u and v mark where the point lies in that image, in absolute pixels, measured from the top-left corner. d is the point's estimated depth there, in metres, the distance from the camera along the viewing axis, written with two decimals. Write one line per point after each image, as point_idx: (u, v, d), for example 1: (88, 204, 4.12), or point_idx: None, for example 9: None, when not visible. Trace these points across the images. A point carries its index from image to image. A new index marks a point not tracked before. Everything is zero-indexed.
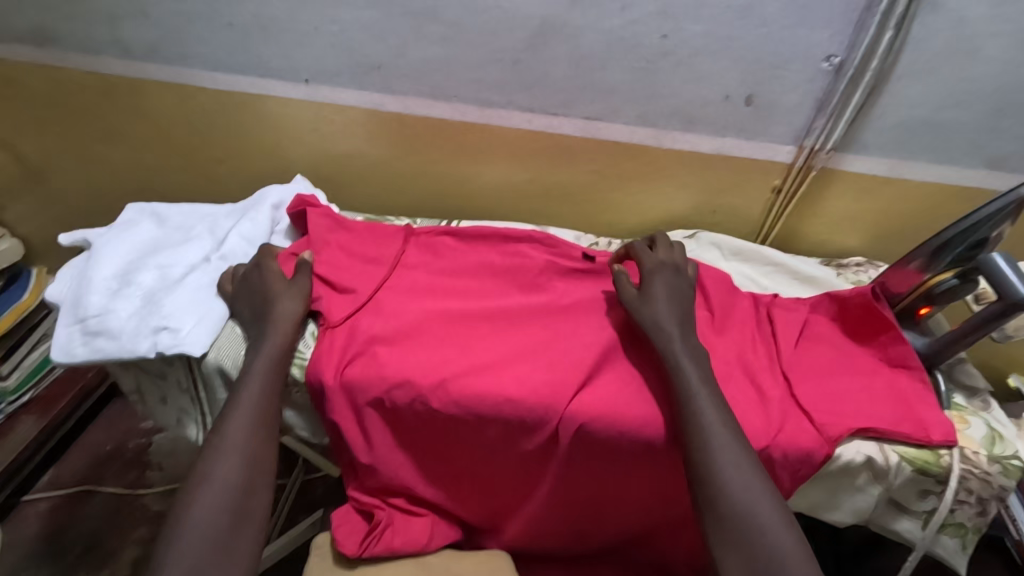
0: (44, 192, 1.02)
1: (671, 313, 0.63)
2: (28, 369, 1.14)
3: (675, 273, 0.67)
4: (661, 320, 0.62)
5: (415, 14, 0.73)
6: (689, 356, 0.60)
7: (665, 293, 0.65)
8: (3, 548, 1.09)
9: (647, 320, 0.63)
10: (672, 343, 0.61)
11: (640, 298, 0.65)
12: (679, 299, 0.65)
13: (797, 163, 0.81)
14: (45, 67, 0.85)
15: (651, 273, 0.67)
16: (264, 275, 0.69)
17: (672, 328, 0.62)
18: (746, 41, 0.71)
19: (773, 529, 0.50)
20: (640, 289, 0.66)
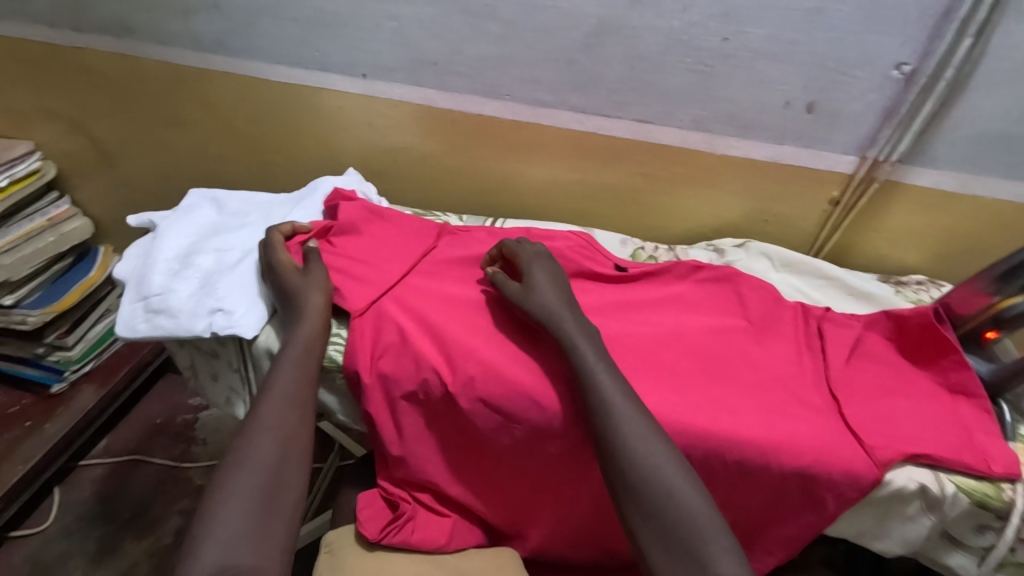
0: (114, 175, 1.08)
1: (557, 298, 0.64)
2: (91, 341, 1.21)
3: (547, 263, 0.69)
4: (547, 304, 0.63)
5: (473, 12, 0.74)
6: (581, 334, 0.60)
7: (546, 282, 0.66)
8: (60, 508, 1.15)
9: (535, 308, 0.63)
10: (563, 325, 0.61)
11: (522, 290, 0.65)
12: (556, 284, 0.66)
13: (859, 174, 0.78)
14: (122, 56, 0.90)
15: (527, 265, 0.68)
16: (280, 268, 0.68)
17: (559, 311, 0.63)
18: (811, 46, 0.68)
19: (686, 495, 0.52)
20: (521, 283, 0.67)
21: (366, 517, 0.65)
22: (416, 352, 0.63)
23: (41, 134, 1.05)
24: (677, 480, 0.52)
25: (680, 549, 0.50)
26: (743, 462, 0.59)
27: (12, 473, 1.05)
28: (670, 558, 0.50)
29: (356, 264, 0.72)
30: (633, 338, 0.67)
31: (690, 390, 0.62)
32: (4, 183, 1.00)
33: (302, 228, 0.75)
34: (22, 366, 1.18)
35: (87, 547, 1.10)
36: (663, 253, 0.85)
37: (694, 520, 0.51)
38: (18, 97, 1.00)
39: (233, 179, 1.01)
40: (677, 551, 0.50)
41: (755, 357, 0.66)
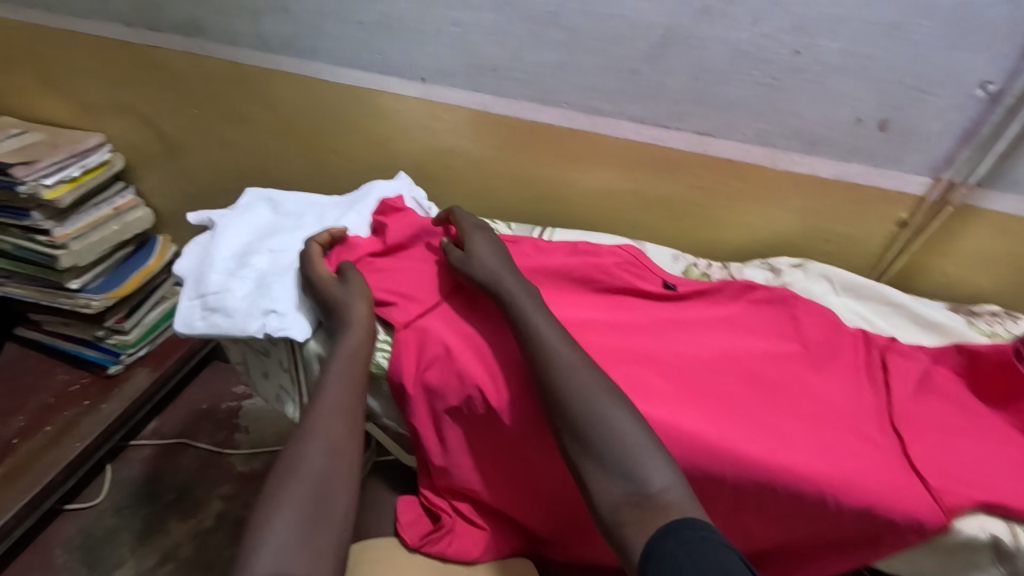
0: (176, 167, 1.12)
1: (497, 259, 0.69)
2: (146, 327, 1.26)
3: (483, 231, 0.73)
4: (490, 267, 0.67)
5: (537, 20, 0.74)
6: (522, 291, 0.65)
7: (487, 247, 0.71)
8: (111, 485, 1.20)
9: (481, 271, 0.67)
10: (505, 283, 0.65)
11: (466, 256, 0.69)
12: (496, 249, 0.71)
13: (931, 196, 0.75)
14: (191, 55, 0.93)
15: (469, 233, 0.72)
16: (321, 280, 0.69)
17: (502, 272, 0.67)
18: (890, 62, 0.66)
19: (620, 421, 0.54)
20: (464, 250, 0.70)
21: (407, 522, 0.68)
22: (461, 366, 0.63)
23: (111, 127, 1.10)
24: (612, 412, 0.55)
25: (616, 471, 0.52)
26: (799, 499, 0.57)
27: (71, 448, 1.10)
28: (606, 480, 0.53)
29: (393, 273, 0.73)
30: (685, 360, 0.65)
31: (744, 417, 0.60)
32: (76, 172, 1.05)
33: (337, 234, 0.76)
34: (83, 347, 1.24)
35: (134, 525, 1.15)
36: (717, 271, 0.82)
37: (627, 445, 0.53)
38: (92, 91, 1.05)
39: (287, 176, 1.04)
40: (614, 474, 0.52)
41: (813, 386, 0.63)
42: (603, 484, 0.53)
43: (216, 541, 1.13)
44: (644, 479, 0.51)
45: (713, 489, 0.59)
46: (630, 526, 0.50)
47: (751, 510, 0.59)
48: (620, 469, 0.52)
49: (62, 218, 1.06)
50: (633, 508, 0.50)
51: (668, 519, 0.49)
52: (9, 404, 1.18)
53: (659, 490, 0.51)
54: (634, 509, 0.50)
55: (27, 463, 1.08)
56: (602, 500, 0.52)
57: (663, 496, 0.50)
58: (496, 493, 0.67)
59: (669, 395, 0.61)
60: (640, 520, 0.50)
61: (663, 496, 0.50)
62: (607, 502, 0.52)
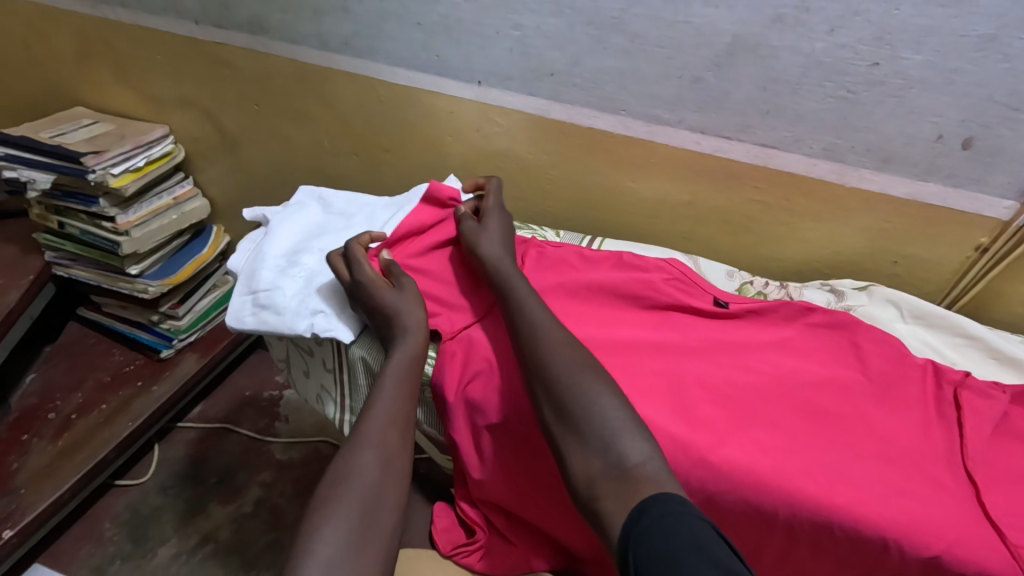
0: (234, 160, 1.15)
1: (500, 241, 0.71)
2: (197, 314, 1.29)
3: (499, 218, 0.75)
4: (490, 246, 0.70)
5: (600, 25, 0.72)
6: (516, 273, 0.67)
7: (498, 229, 0.74)
8: (157, 464, 1.25)
9: (484, 256, 0.69)
10: (501, 263, 0.68)
11: (476, 230, 0.73)
12: (502, 233, 0.73)
13: (1017, 222, 0.69)
14: (255, 52, 0.96)
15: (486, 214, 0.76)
16: (371, 283, 0.68)
17: (503, 255, 0.69)
18: (980, 77, 0.62)
19: (599, 398, 0.54)
20: (479, 223, 0.74)
21: (441, 527, 0.70)
22: (501, 386, 0.63)
23: (176, 119, 1.13)
24: (595, 392, 0.54)
25: (594, 444, 0.52)
26: (857, 542, 0.54)
27: (122, 427, 1.15)
28: (582, 452, 0.52)
29: (437, 285, 0.74)
30: (736, 386, 0.63)
31: (800, 450, 0.57)
32: (141, 162, 1.09)
33: (376, 236, 0.76)
34: (138, 330, 1.29)
35: (178, 505, 1.18)
36: (773, 290, 0.79)
37: (607, 420, 0.52)
38: (160, 84, 1.09)
39: (341, 173, 1.05)
40: (593, 446, 0.52)
41: (876, 422, 0.60)
42: (580, 457, 0.52)
43: (253, 526, 1.16)
44: (622, 452, 0.50)
45: (764, 526, 0.57)
46: (608, 499, 0.49)
47: (805, 550, 0.57)
48: (599, 442, 0.51)
49: (126, 206, 1.11)
50: (611, 481, 0.49)
51: (642, 495, 0.47)
52: (70, 381, 1.24)
53: (636, 463, 0.50)
54: (609, 481, 0.50)
55: (84, 438, 1.13)
56: (579, 474, 0.52)
57: (641, 469, 0.49)
58: (529, 513, 0.66)
59: (719, 424, 0.59)
60: (618, 493, 0.49)
61: (640, 469, 0.49)
62: (585, 476, 0.51)
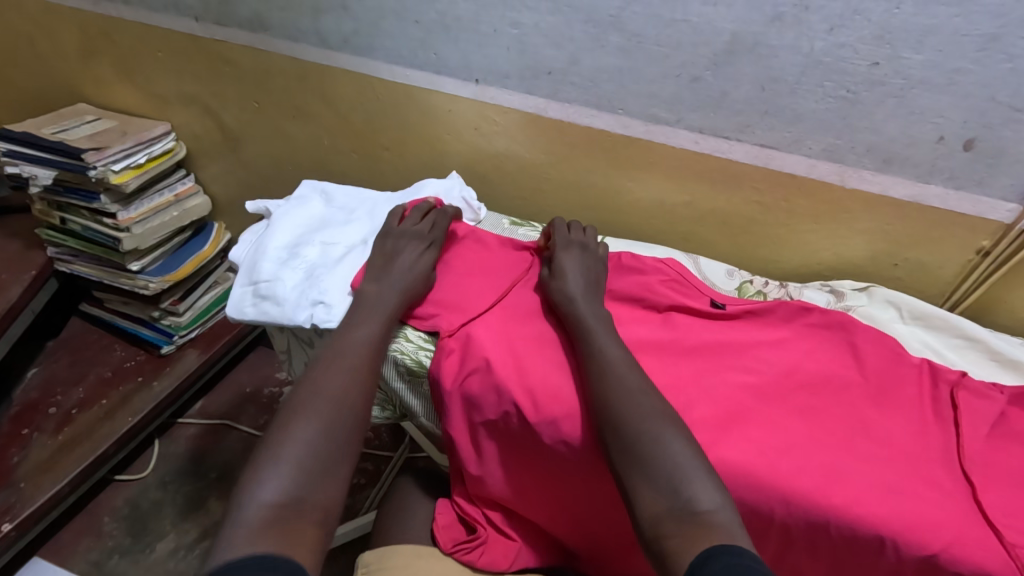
0: (236, 156, 1.15)
1: (579, 283, 0.67)
2: (197, 311, 1.29)
3: (582, 249, 0.72)
4: (569, 291, 0.66)
5: (597, 23, 0.72)
6: (596, 318, 0.64)
7: (574, 269, 0.69)
8: (159, 459, 1.25)
9: (557, 291, 0.67)
10: (579, 309, 0.64)
11: (552, 274, 0.69)
12: (586, 271, 0.69)
13: (1019, 226, 0.68)
14: (255, 49, 0.96)
15: (558, 253, 0.71)
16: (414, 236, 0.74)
17: (580, 297, 0.66)
18: (981, 77, 0.61)
19: (672, 441, 0.54)
20: (552, 269, 0.70)
21: (443, 524, 0.69)
22: (498, 382, 0.61)
23: (177, 117, 1.14)
24: (668, 435, 0.54)
25: (663, 483, 0.52)
26: (854, 541, 0.53)
27: (123, 422, 1.15)
28: (650, 490, 0.52)
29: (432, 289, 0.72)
30: (732, 386, 0.62)
31: (797, 450, 0.56)
32: (142, 159, 1.09)
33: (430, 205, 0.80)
34: (140, 326, 1.29)
35: (177, 501, 1.19)
36: (773, 290, 0.78)
37: (677, 463, 0.52)
38: (162, 82, 1.09)
39: (341, 170, 1.05)
40: (661, 486, 0.52)
41: (876, 423, 0.59)
42: (648, 495, 0.52)
43: None
44: (691, 498, 0.50)
45: (761, 525, 0.56)
46: (675, 541, 0.49)
47: (802, 548, 0.56)
48: (668, 484, 0.52)
49: (127, 202, 1.11)
50: (679, 520, 0.50)
51: (712, 543, 0.47)
52: (72, 375, 1.25)
53: (707, 510, 0.50)
54: (678, 522, 0.50)
55: (84, 433, 1.14)
56: (646, 514, 0.52)
57: (713, 516, 0.49)
58: (530, 508, 0.67)
59: (715, 423, 0.59)
60: (684, 535, 0.49)
61: (710, 516, 0.49)
62: (651, 515, 0.51)
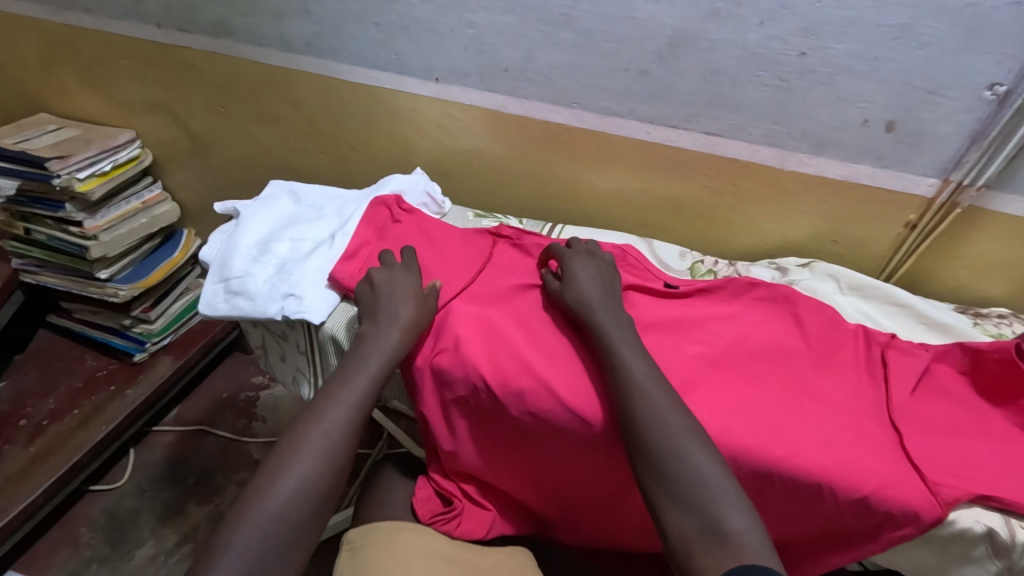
0: (204, 161, 1.16)
1: (597, 294, 0.67)
2: (170, 317, 1.30)
3: (589, 255, 0.72)
4: (589, 302, 0.66)
5: (549, 22, 0.76)
6: (619, 331, 0.63)
7: (588, 278, 0.68)
8: (134, 468, 1.25)
9: (574, 302, 0.66)
10: (599, 321, 0.64)
11: (565, 284, 0.68)
12: (600, 279, 0.69)
13: (940, 199, 0.75)
14: (220, 55, 0.97)
15: (570, 262, 0.70)
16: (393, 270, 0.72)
17: (598, 307, 0.65)
18: (898, 64, 0.66)
19: (699, 461, 0.54)
20: (564, 280, 0.69)
21: (422, 497, 0.71)
22: (467, 358, 0.65)
23: (142, 124, 1.14)
24: (693, 452, 0.55)
25: (690, 504, 0.53)
26: (795, 489, 0.58)
27: (96, 431, 1.15)
28: (678, 511, 0.53)
29: None
30: (687, 356, 0.66)
31: (746, 410, 0.61)
32: (107, 167, 1.09)
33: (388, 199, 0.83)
34: (110, 335, 1.29)
35: (155, 507, 1.19)
36: (723, 268, 0.83)
37: (706, 481, 0.53)
38: (125, 89, 1.09)
39: (310, 171, 1.07)
40: (687, 506, 0.53)
41: (820, 386, 0.64)
42: (675, 515, 0.53)
43: None
44: (720, 517, 0.51)
45: None
46: (704, 559, 0.50)
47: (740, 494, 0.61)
48: (695, 505, 0.52)
49: (93, 210, 1.12)
50: (707, 541, 0.51)
51: (739, 563, 0.49)
52: (41, 387, 1.23)
53: (734, 531, 0.51)
54: (707, 542, 0.51)
55: (58, 443, 1.13)
56: (673, 531, 0.53)
57: (738, 538, 0.50)
58: (502, 480, 0.70)
59: None
60: (713, 555, 0.50)
61: (739, 538, 0.50)
62: (680, 534, 0.52)
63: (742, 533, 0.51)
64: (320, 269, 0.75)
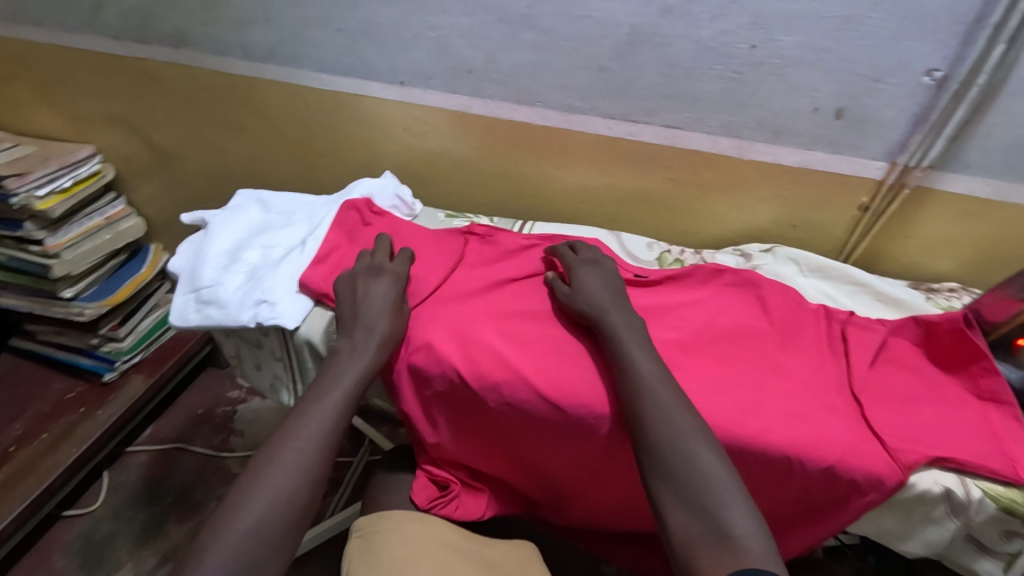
0: (169, 175, 1.14)
1: (607, 298, 0.67)
2: (140, 334, 1.27)
3: (594, 264, 0.72)
4: (600, 305, 0.66)
5: (510, 23, 0.77)
6: (631, 336, 0.63)
7: (596, 285, 0.69)
8: (108, 491, 1.22)
9: (585, 305, 0.67)
10: (610, 321, 0.64)
11: (573, 291, 0.69)
12: (608, 283, 0.70)
13: (889, 180, 0.78)
14: (179, 65, 0.96)
15: (576, 270, 0.71)
16: (378, 270, 0.72)
17: (611, 310, 0.66)
18: (843, 53, 0.69)
19: (706, 461, 0.53)
20: (572, 286, 0.69)
21: (420, 484, 0.71)
22: (442, 354, 0.65)
23: (102, 138, 1.12)
24: (700, 451, 0.54)
25: (695, 506, 0.52)
26: (766, 462, 0.60)
27: (67, 454, 1.12)
28: (681, 512, 0.52)
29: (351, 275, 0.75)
30: (658, 341, 0.68)
31: (716, 388, 0.63)
32: (68, 183, 1.07)
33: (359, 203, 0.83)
34: (78, 356, 1.25)
35: (132, 529, 1.16)
36: (689, 257, 0.86)
37: (711, 482, 0.52)
38: (83, 103, 1.07)
39: (279, 179, 1.07)
40: (691, 508, 0.52)
41: (786, 364, 0.66)
42: (678, 516, 0.52)
43: None
44: (724, 520, 0.50)
45: None
46: (706, 561, 0.49)
47: None
48: (700, 506, 0.52)
49: (54, 228, 1.09)
50: (711, 544, 0.50)
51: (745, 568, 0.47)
52: (6, 413, 1.20)
53: (739, 534, 0.49)
54: (712, 545, 0.50)
55: (27, 467, 1.10)
56: (678, 534, 0.52)
57: (744, 542, 0.49)
58: (490, 467, 0.71)
59: None
60: (717, 558, 0.49)
61: (743, 541, 0.49)
62: (683, 536, 0.52)
63: (747, 536, 0.49)
64: (292, 274, 0.75)
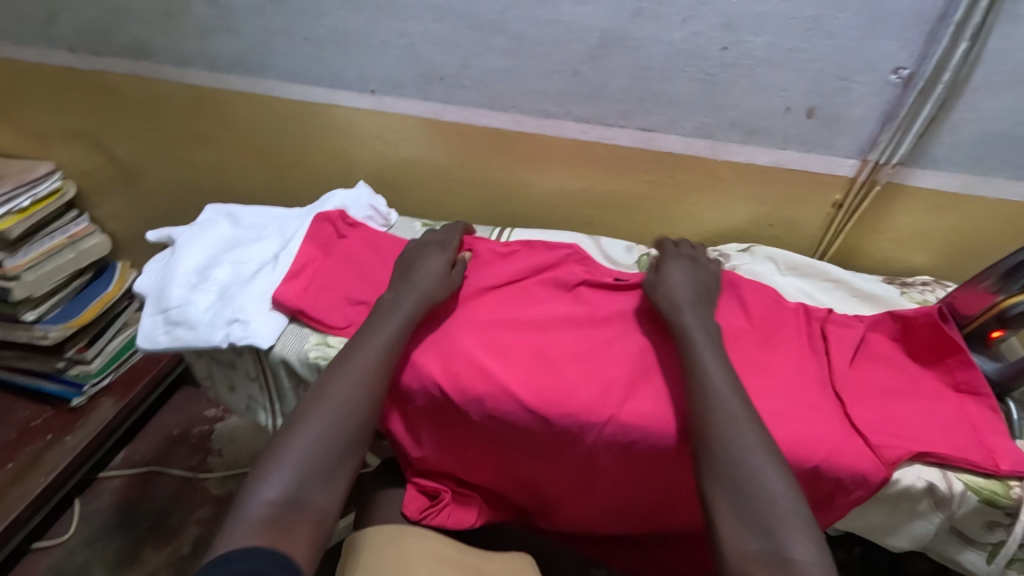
0: (133, 190, 1.10)
1: (686, 292, 0.68)
2: (109, 355, 1.23)
3: (693, 261, 0.73)
4: (678, 302, 0.66)
5: (480, 29, 0.76)
6: (712, 347, 0.62)
7: (681, 279, 0.70)
8: (80, 520, 1.17)
9: (662, 299, 0.68)
10: (683, 319, 0.65)
11: (658, 279, 0.70)
12: (694, 281, 0.70)
13: (861, 177, 0.79)
14: (140, 77, 0.93)
15: (667, 263, 0.72)
16: (427, 244, 0.76)
17: (686, 306, 0.66)
18: (812, 53, 0.70)
19: (772, 482, 0.53)
20: (658, 274, 0.71)
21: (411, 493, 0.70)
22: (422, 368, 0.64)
23: (61, 154, 1.08)
24: (765, 469, 0.53)
25: (754, 525, 0.51)
26: None
27: (35, 484, 1.08)
28: (739, 531, 0.52)
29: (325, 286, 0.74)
30: (640, 346, 0.67)
31: None
32: (26, 202, 1.03)
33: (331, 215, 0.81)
34: (43, 380, 1.21)
35: (107, 557, 1.12)
36: None
37: (778, 504, 0.52)
38: (39, 118, 1.03)
39: (249, 191, 1.04)
40: (751, 528, 0.51)
41: (769, 363, 0.66)
42: (736, 533, 0.52)
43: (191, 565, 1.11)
44: (785, 543, 0.50)
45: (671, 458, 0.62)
46: None
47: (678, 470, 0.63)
48: (759, 525, 0.51)
49: (13, 249, 1.05)
50: (768, 566, 0.49)
51: None
52: None
53: (796, 558, 0.49)
54: (766, 566, 0.49)
55: None
56: (732, 550, 0.51)
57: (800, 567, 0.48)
58: (478, 478, 0.70)
59: (623, 380, 0.64)
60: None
61: (801, 566, 0.48)
62: (739, 553, 0.51)
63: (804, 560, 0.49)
64: (264, 291, 0.73)
